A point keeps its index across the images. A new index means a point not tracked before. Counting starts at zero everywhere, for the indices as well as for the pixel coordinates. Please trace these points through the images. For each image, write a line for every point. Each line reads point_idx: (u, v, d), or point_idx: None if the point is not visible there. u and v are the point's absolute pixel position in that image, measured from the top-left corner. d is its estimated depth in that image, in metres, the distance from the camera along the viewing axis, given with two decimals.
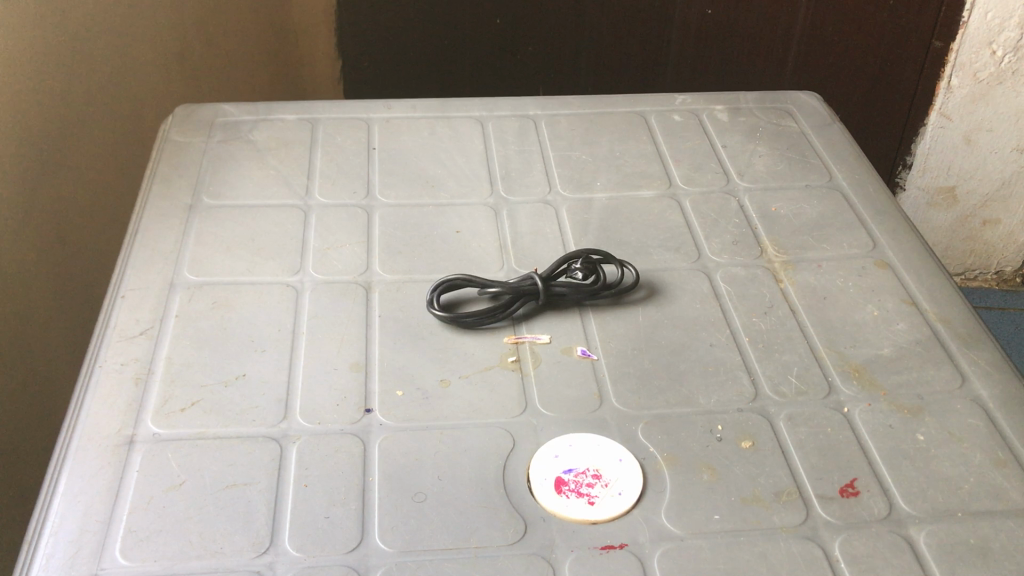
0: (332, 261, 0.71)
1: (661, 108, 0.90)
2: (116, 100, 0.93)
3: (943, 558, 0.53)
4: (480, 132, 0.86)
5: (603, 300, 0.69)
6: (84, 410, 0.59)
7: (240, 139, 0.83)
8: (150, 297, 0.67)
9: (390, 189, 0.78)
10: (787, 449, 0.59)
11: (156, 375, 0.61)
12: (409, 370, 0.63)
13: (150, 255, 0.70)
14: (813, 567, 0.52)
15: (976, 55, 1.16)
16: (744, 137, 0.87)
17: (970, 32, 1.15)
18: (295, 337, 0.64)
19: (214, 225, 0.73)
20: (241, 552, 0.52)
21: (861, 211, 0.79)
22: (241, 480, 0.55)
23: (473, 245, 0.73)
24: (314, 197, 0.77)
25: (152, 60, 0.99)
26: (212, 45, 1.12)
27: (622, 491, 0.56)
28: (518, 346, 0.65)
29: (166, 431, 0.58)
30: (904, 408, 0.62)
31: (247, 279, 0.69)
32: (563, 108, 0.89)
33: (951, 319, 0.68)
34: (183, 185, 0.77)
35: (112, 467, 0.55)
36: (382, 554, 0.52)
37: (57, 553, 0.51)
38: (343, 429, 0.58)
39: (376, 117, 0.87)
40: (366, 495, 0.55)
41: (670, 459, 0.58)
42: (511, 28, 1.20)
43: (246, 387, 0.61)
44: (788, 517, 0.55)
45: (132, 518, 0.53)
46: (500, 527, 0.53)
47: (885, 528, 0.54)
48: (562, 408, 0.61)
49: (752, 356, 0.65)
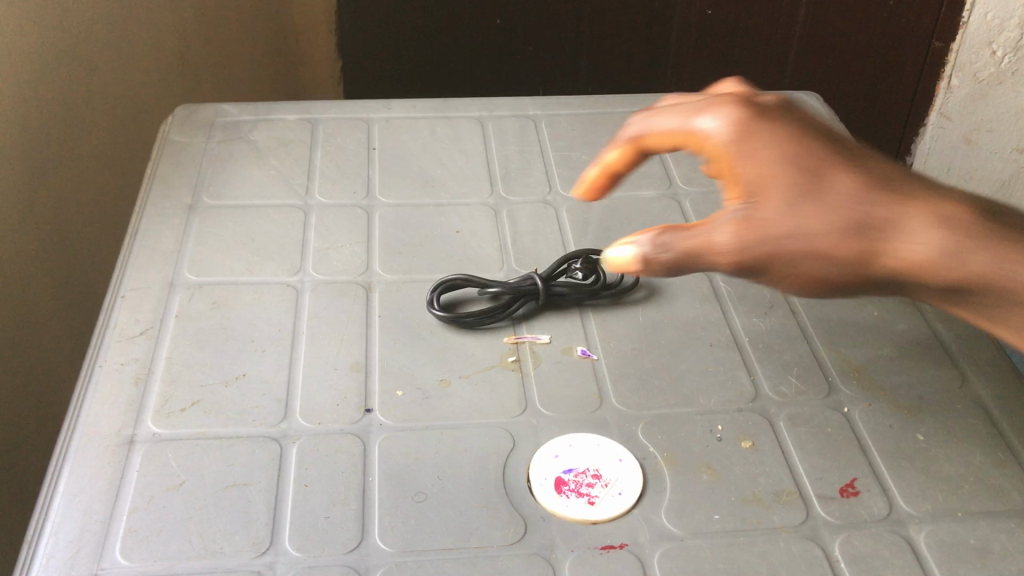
0: (332, 261, 0.71)
1: None
2: (116, 102, 0.93)
3: (943, 558, 0.53)
4: (480, 132, 0.86)
5: (604, 299, 0.68)
6: (85, 411, 0.59)
7: (241, 139, 0.83)
8: (150, 297, 0.67)
9: (390, 189, 0.78)
10: (787, 449, 0.59)
11: (156, 375, 0.61)
12: (409, 370, 0.62)
13: (150, 255, 0.70)
14: (813, 566, 0.52)
15: (976, 55, 1.08)
16: None
17: (971, 30, 1.07)
18: (295, 337, 0.64)
19: (214, 225, 0.73)
20: (240, 551, 0.52)
21: None
22: (241, 480, 0.55)
23: (472, 245, 0.73)
24: (314, 197, 0.77)
25: (152, 60, 0.99)
26: (212, 47, 1.12)
27: (622, 491, 0.56)
28: (518, 346, 0.65)
29: (166, 431, 0.58)
30: (903, 407, 0.62)
31: (248, 278, 0.69)
32: (564, 109, 0.89)
33: (951, 319, 0.68)
34: (184, 186, 0.77)
35: (112, 467, 0.55)
36: (382, 554, 0.52)
37: (57, 554, 0.51)
38: (343, 429, 0.58)
39: (377, 116, 0.87)
40: (365, 495, 0.55)
41: (669, 459, 0.58)
42: (511, 29, 1.20)
43: (247, 386, 0.61)
44: (789, 517, 0.55)
45: (132, 518, 0.53)
46: (500, 527, 0.53)
47: (885, 528, 0.55)
48: (562, 408, 0.61)
49: (752, 356, 0.65)
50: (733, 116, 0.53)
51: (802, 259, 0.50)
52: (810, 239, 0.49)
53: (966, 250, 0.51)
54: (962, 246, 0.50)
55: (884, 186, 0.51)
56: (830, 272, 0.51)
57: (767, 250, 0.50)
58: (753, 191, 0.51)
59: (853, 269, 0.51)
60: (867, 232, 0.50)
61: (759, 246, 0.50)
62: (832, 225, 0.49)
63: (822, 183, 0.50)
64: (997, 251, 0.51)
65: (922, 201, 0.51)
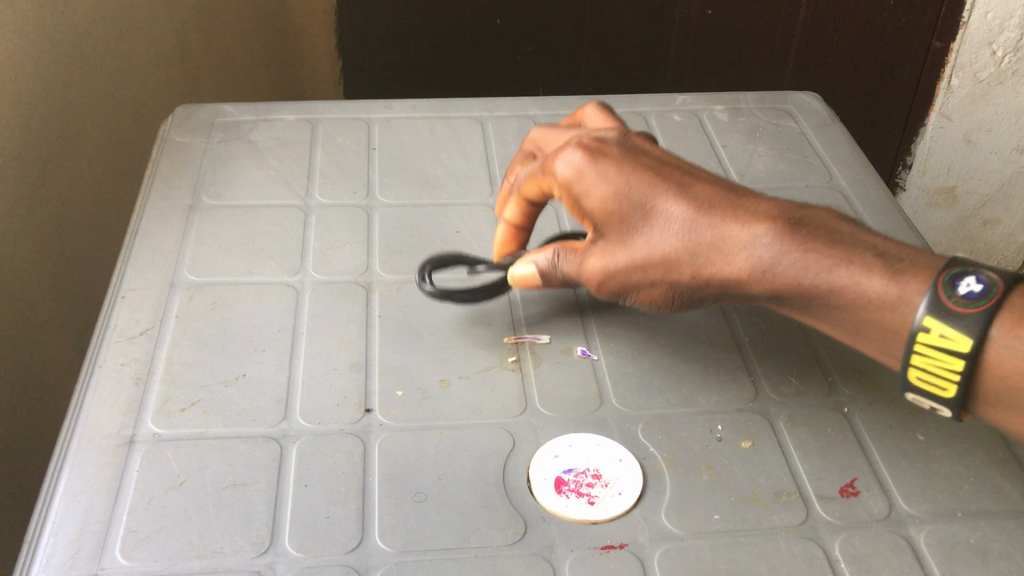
0: (332, 261, 0.71)
1: (660, 107, 0.90)
2: (116, 102, 0.93)
3: (943, 558, 0.53)
4: (480, 132, 0.86)
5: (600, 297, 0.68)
6: (84, 411, 0.59)
7: (241, 139, 0.83)
8: (149, 297, 0.67)
9: (390, 189, 0.78)
10: (787, 448, 0.59)
11: (156, 376, 0.61)
12: (409, 370, 0.62)
13: (150, 255, 0.70)
14: (812, 565, 0.52)
15: (976, 55, 1.07)
16: (744, 137, 0.87)
17: (970, 32, 1.06)
18: (295, 337, 0.64)
19: (214, 225, 0.73)
20: (240, 551, 0.52)
21: (862, 211, 0.79)
22: (241, 480, 0.55)
23: (473, 245, 0.73)
24: (314, 197, 0.77)
25: (152, 60, 0.99)
26: (212, 46, 1.12)
27: (622, 491, 0.56)
28: (518, 346, 0.65)
29: (165, 431, 0.58)
30: (904, 407, 0.62)
31: (247, 278, 0.69)
32: (564, 108, 0.90)
33: None
34: (184, 186, 0.77)
35: (112, 467, 0.56)
36: (382, 554, 0.52)
37: (57, 554, 0.51)
38: (343, 429, 0.58)
39: (377, 116, 0.87)
40: (365, 496, 0.55)
41: (670, 459, 0.58)
42: (511, 29, 1.20)
43: (246, 387, 0.61)
44: (789, 517, 0.55)
45: (132, 518, 0.53)
46: (499, 527, 0.53)
47: (885, 528, 0.55)
48: (562, 408, 0.61)
49: (751, 356, 0.65)
50: (578, 157, 0.61)
51: (644, 280, 0.59)
52: (641, 267, 0.59)
53: (801, 264, 0.56)
54: (800, 262, 0.56)
55: (717, 211, 0.57)
56: (675, 290, 0.59)
57: (617, 280, 0.60)
58: (602, 226, 0.60)
59: (698, 290, 0.59)
60: (694, 257, 0.57)
61: (610, 277, 0.60)
62: (656, 251, 0.58)
63: (649, 214, 0.58)
64: (831, 262, 0.55)
65: (752, 221, 0.56)
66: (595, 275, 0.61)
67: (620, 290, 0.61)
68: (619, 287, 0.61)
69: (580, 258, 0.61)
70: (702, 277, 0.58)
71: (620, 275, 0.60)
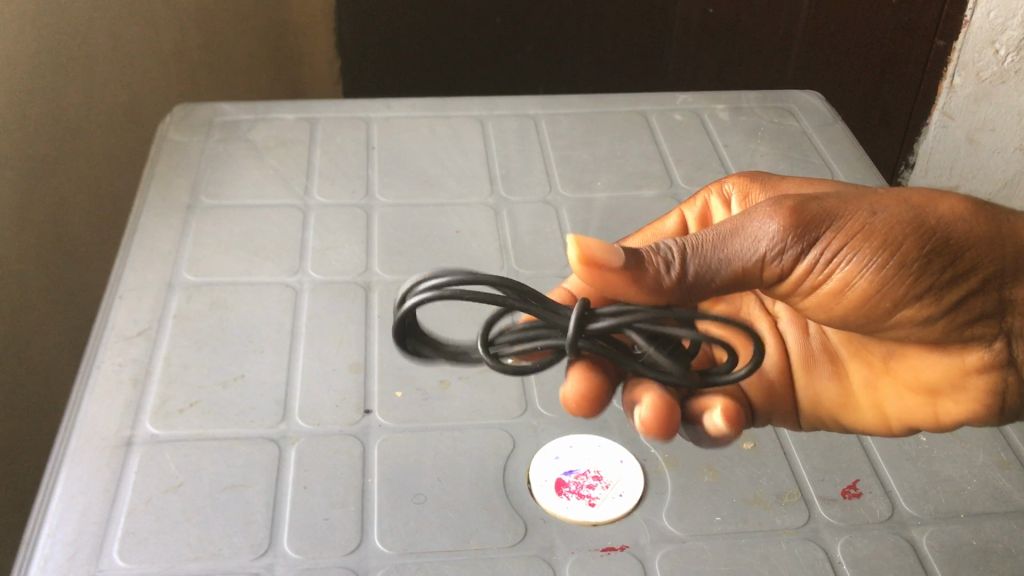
0: (331, 261, 0.70)
1: (661, 106, 0.90)
2: (113, 99, 0.93)
3: (944, 559, 0.53)
4: (480, 131, 0.85)
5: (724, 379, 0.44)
6: (83, 411, 0.58)
7: (240, 139, 0.83)
8: (149, 297, 0.66)
9: (390, 189, 0.78)
10: (789, 449, 0.58)
11: (154, 376, 0.61)
12: (409, 370, 0.62)
13: (149, 255, 0.70)
14: (813, 567, 0.52)
15: (979, 54, 0.99)
16: (745, 137, 0.86)
17: (973, 30, 0.99)
18: (294, 338, 0.64)
19: (213, 225, 0.73)
20: (238, 553, 0.51)
21: None
22: (240, 481, 0.55)
23: (473, 246, 0.73)
24: (313, 197, 0.77)
25: (151, 58, 0.99)
26: (211, 44, 1.12)
27: (622, 492, 0.55)
28: None
29: (164, 432, 0.57)
30: None
31: (247, 278, 0.68)
32: (564, 108, 0.89)
33: None
34: (183, 185, 0.77)
35: (110, 468, 0.55)
36: (382, 556, 0.52)
37: (56, 556, 0.51)
38: (342, 430, 0.58)
39: (376, 116, 0.86)
40: (365, 496, 0.54)
41: (671, 459, 0.57)
42: (512, 27, 1.20)
43: (245, 387, 0.60)
44: (790, 519, 0.54)
45: (131, 519, 0.53)
46: (499, 529, 0.53)
47: (887, 530, 0.54)
48: (562, 409, 0.60)
49: None
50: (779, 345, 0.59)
51: (899, 219, 0.46)
52: (873, 197, 0.47)
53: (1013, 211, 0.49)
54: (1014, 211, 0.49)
55: None
56: (950, 232, 0.47)
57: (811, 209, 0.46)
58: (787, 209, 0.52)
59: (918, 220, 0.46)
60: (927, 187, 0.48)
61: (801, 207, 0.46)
62: (909, 191, 0.48)
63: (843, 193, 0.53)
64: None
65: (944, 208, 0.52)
66: (809, 223, 0.46)
67: (848, 243, 0.46)
68: (845, 237, 0.46)
69: (782, 203, 0.46)
70: (981, 215, 0.47)
71: (861, 209, 0.47)
